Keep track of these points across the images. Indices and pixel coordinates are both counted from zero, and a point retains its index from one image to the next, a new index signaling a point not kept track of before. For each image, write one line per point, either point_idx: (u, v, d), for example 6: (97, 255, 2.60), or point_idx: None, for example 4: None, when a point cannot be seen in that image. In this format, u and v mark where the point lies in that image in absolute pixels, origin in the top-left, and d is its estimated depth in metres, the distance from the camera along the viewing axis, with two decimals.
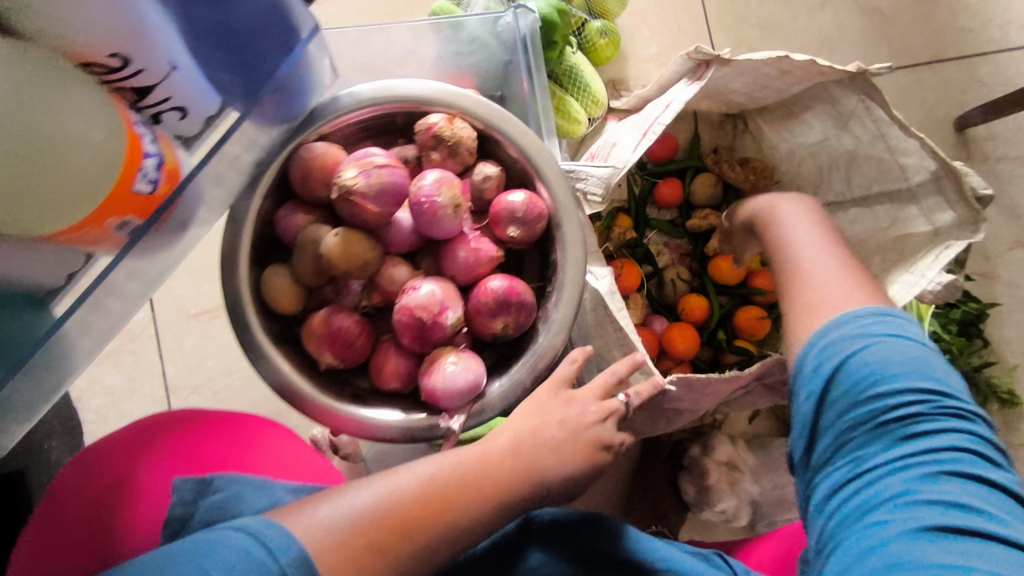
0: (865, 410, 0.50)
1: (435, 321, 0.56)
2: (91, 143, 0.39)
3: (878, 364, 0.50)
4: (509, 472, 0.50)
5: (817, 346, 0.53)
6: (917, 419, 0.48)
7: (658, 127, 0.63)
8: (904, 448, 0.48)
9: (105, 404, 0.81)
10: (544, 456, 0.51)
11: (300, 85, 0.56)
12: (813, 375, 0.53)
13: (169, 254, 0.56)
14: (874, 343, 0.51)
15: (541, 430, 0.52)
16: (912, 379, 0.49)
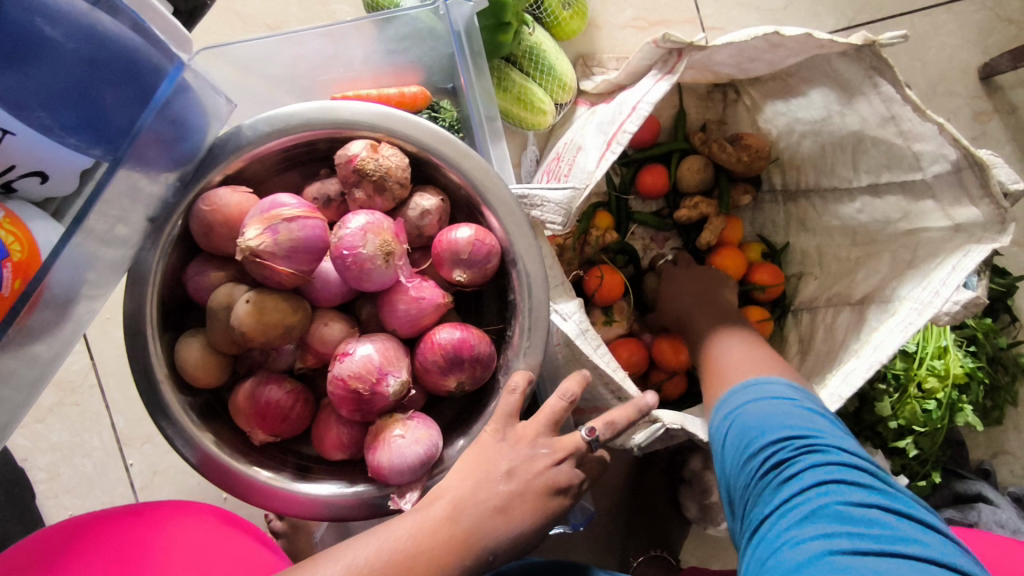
0: (743, 472, 0.52)
1: (375, 391, 0.48)
2: None
3: (750, 424, 0.53)
4: (446, 544, 0.41)
5: (716, 421, 0.58)
6: (788, 461, 0.49)
7: (624, 136, 0.54)
8: (782, 490, 0.48)
9: (54, 463, 0.74)
10: (487, 519, 0.42)
11: (189, 122, 0.47)
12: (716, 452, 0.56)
13: (59, 332, 0.48)
14: (744, 409, 0.55)
15: (485, 487, 0.43)
16: (777, 429, 0.51)
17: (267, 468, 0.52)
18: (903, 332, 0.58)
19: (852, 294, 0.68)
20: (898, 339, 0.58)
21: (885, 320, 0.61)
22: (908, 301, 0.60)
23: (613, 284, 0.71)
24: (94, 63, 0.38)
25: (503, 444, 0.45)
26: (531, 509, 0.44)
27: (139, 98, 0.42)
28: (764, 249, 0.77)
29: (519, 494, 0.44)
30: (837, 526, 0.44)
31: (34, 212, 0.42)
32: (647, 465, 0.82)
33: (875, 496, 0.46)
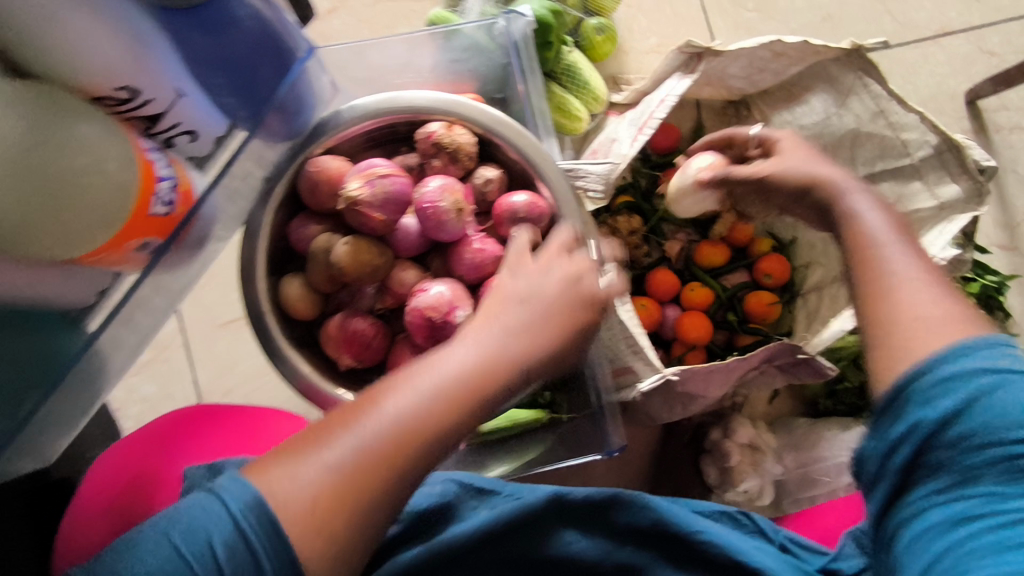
0: (995, 450, 0.43)
1: (446, 320, 0.58)
2: (106, 174, 0.41)
3: (1006, 406, 0.43)
4: (484, 372, 0.45)
5: (948, 366, 0.44)
6: None
7: (654, 121, 0.64)
8: None
9: (144, 411, 0.85)
10: (508, 346, 0.47)
11: (300, 103, 0.59)
12: (935, 404, 0.44)
13: (190, 265, 0.59)
14: (1006, 380, 0.43)
15: (505, 317, 0.48)
16: None
17: (350, 390, 0.62)
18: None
19: None
20: None
21: None
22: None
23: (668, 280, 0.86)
24: (259, 39, 0.50)
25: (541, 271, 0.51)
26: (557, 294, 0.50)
27: (283, 71, 0.53)
28: (773, 244, 0.88)
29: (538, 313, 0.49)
30: None
31: (186, 160, 0.53)
32: (671, 436, 0.91)
33: None
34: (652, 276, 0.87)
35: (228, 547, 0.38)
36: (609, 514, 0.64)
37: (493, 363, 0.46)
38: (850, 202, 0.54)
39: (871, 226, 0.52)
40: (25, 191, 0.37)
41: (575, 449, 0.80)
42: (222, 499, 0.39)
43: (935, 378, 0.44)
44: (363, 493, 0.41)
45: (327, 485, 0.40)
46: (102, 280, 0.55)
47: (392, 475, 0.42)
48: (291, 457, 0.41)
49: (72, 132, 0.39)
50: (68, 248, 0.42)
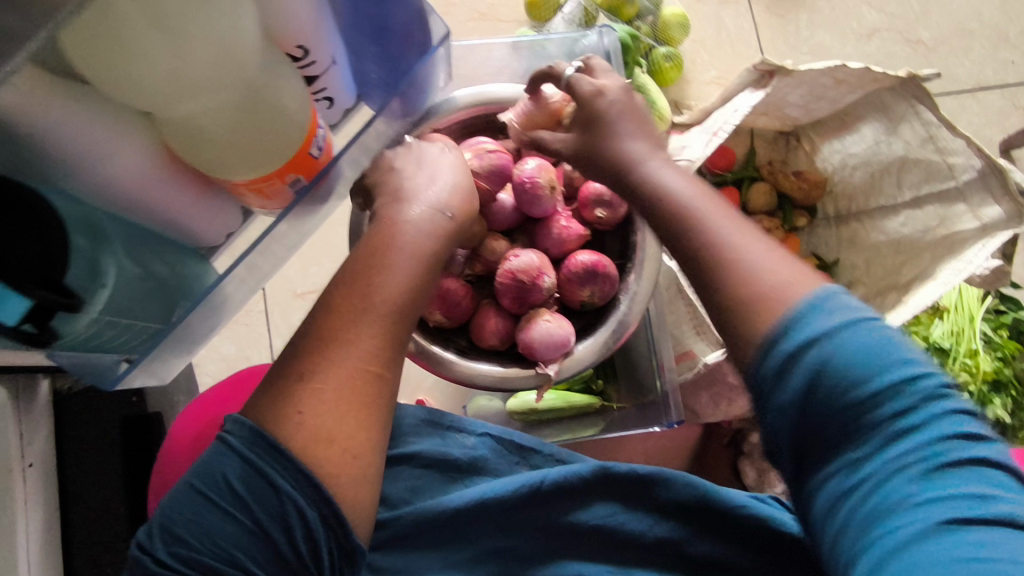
0: (841, 414, 0.41)
1: (534, 283, 0.65)
2: (294, 111, 0.50)
3: (859, 355, 0.41)
4: (431, 236, 0.53)
5: (803, 333, 0.42)
6: (909, 416, 0.40)
7: (728, 127, 0.72)
8: (894, 449, 0.40)
9: (221, 370, 0.90)
10: (426, 230, 0.53)
11: (422, 86, 0.66)
12: (778, 377, 0.43)
13: (313, 221, 0.66)
14: (827, 337, 0.42)
15: (400, 212, 0.54)
16: (891, 373, 0.41)
17: (437, 345, 0.67)
18: (944, 285, 0.70)
19: (898, 279, 0.83)
20: (939, 290, 0.70)
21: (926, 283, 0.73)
22: (947, 269, 0.73)
23: None
24: (412, 19, 0.56)
25: (455, 167, 0.59)
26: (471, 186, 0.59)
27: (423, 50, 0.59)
28: (817, 262, 0.93)
29: (461, 187, 0.58)
30: (963, 501, 0.38)
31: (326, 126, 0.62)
32: (711, 439, 0.94)
33: (982, 450, 0.40)
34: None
35: (241, 478, 0.42)
36: (652, 492, 0.67)
37: (432, 227, 0.54)
38: (641, 170, 0.55)
39: (670, 185, 0.52)
40: (241, 108, 0.46)
41: (637, 424, 0.84)
42: (223, 440, 0.43)
43: (791, 345, 0.42)
44: (356, 390, 0.46)
45: (333, 378, 0.45)
46: (232, 223, 0.61)
47: (383, 354, 0.48)
48: (281, 400, 0.44)
49: (282, 71, 0.48)
50: (247, 169, 0.50)
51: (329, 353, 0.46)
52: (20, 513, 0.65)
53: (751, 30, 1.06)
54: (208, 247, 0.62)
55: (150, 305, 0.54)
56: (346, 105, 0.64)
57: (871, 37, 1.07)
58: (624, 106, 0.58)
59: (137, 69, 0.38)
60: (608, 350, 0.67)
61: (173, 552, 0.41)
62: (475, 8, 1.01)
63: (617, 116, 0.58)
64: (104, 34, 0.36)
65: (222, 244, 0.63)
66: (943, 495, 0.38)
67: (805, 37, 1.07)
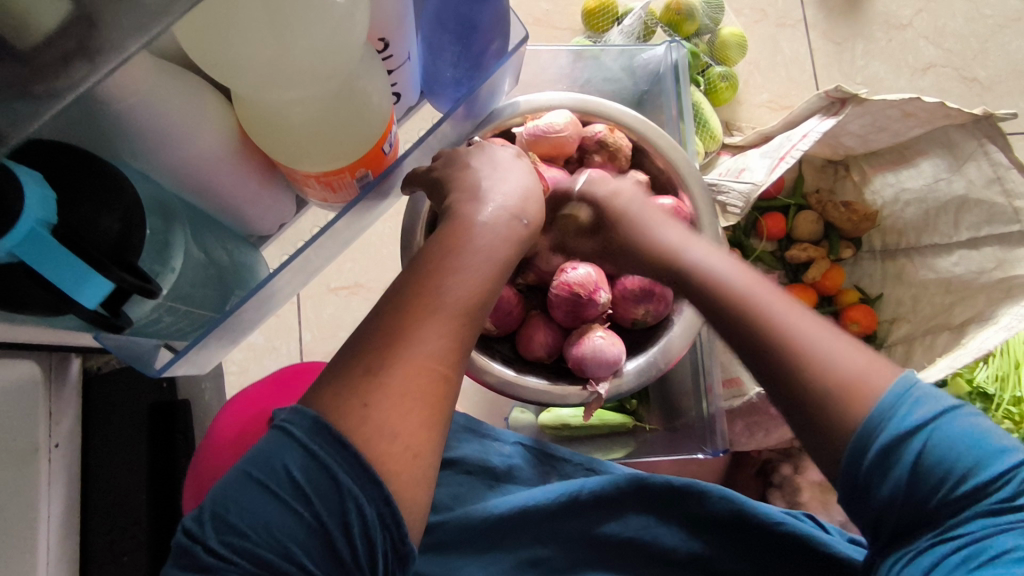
0: (952, 499, 0.42)
1: (590, 298, 0.63)
2: (379, 108, 0.48)
3: (950, 447, 0.42)
4: (506, 235, 0.50)
5: (897, 421, 0.43)
6: (1015, 500, 0.41)
7: (796, 152, 0.69)
8: (1009, 536, 0.41)
9: (247, 358, 0.88)
10: (500, 226, 0.50)
11: (492, 90, 0.65)
12: (874, 468, 0.43)
13: (368, 217, 0.64)
14: (927, 429, 0.43)
15: (473, 209, 0.51)
16: (988, 459, 0.42)
17: (484, 353, 0.65)
18: (1005, 330, 0.68)
19: (950, 321, 0.81)
20: (1003, 335, 0.68)
21: (988, 326, 0.71)
22: (1009, 313, 0.70)
23: None
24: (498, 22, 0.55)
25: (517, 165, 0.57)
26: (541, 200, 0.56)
27: (502, 57, 0.58)
28: (860, 296, 0.92)
29: (532, 194, 0.55)
30: None
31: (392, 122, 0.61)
32: (738, 467, 0.92)
33: None
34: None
35: (304, 470, 0.39)
36: (682, 504, 0.62)
37: (508, 231, 0.51)
38: (686, 255, 0.52)
39: (716, 270, 0.51)
40: (328, 100, 0.45)
41: (668, 450, 0.81)
42: (288, 431, 0.40)
43: (894, 430, 0.43)
44: (426, 390, 0.43)
45: (400, 374, 0.42)
46: (284, 213, 0.58)
47: (451, 356, 0.45)
48: (348, 389, 0.42)
49: (372, 67, 0.48)
50: (322, 163, 0.48)
51: (394, 349, 0.43)
52: (43, 496, 0.60)
53: (806, 55, 1.04)
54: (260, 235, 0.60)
55: (208, 292, 0.52)
56: (410, 102, 0.63)
57: (926, 72, 1.06)
58: (641, 203, 0.57)
59: (243, 48, 0.37)
60: (658, 369, 0.65)
61: (227, 541, 0.38)
62: (530, 13, 1.00)
63: (636, 209, 0.57)
64: (213, 10, 0.35)
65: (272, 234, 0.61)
66: None
67: (860, 66, 1.05)
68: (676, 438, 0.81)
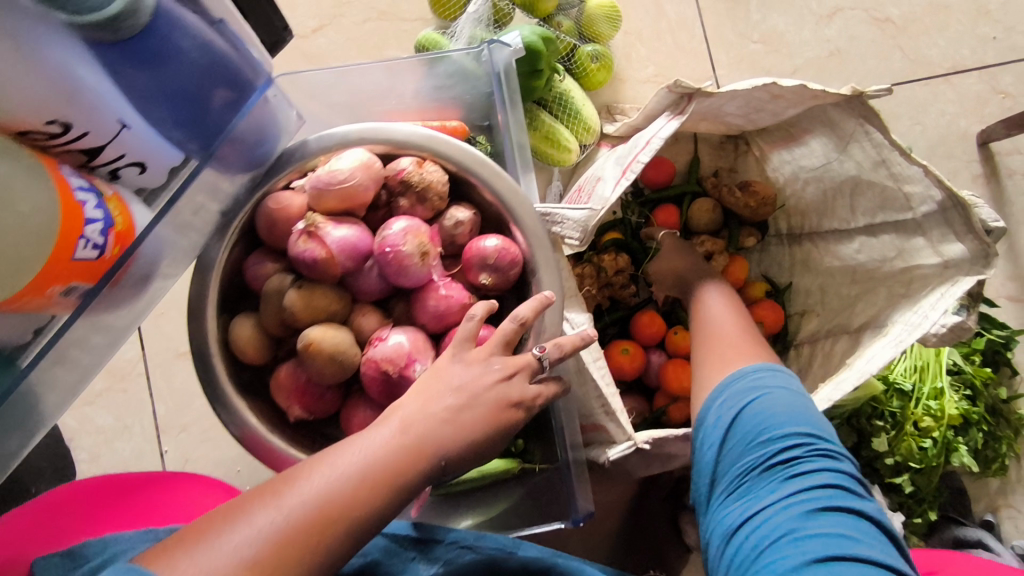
0: (747, 457, 0.55)
1: (403, 374, 0.54)
2: (17, 213, 0.38)
3: (770, 414, 0.55)
4: (400, 454, 0.44)
5: (727, 393, 0.59)
6: (796, 461, 0.53)
7: (638, 165, 0.60)
8: (793, 486, 0.51)
9: (97, 443, 0.82)
10: (436, 428, 0.46)
11: (261, 134, 0.55)
12: (714, 426, 0.58)
13: (136, 304, 0.55)
14: (765, 393, 0.57)
15: (430, 402, 0.47)
16: (792, 426, 0.55)
17: (300, 448, 0.58)
18: (895, 346, 0.59)
19: (850, 324, 0.72)
20: (890, 353, 0.59)
21: (876, 341, 0.63)
22: (900, 323, 0.62)
23: (659, 328, 0.81)
24: (203, 68, 0.45)
25: (457, 363, 0.50)
26: (483, 417, 0.48)
27: (238, 104, 0.50)
28: (768, 288, 0.81)
29: (467, 406, 0.48)
30: (843, 536, 0.48)
31: (132, 192, 0.48)
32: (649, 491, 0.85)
33: (848, 501, 0.51)
34: (636, 319, 0.82)
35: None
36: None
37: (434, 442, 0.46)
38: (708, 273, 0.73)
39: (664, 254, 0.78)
40: None
41: (538, 517, 0.75)
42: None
43: (732, 390, 0.59)
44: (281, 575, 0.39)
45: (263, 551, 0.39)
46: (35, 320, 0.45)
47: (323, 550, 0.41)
48: (195, 538, 0.39)
49: None
50: None
51: (254, 509, 0.40)
52: None
53: (694, 17, 0.92)
54: (13, 346, 0.46)
55: None
56: (175, 162, 0.49)
57: (831, 19, 0.94)
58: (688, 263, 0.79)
59: None
60: None
61: None
62: (372, 6, 0.87)
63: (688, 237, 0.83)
64: None
65: (31, 341, 0.47)
66: (829, 528, 0.48)
67: (756, 21, 0.93)
68: (545, 500, 0.76)
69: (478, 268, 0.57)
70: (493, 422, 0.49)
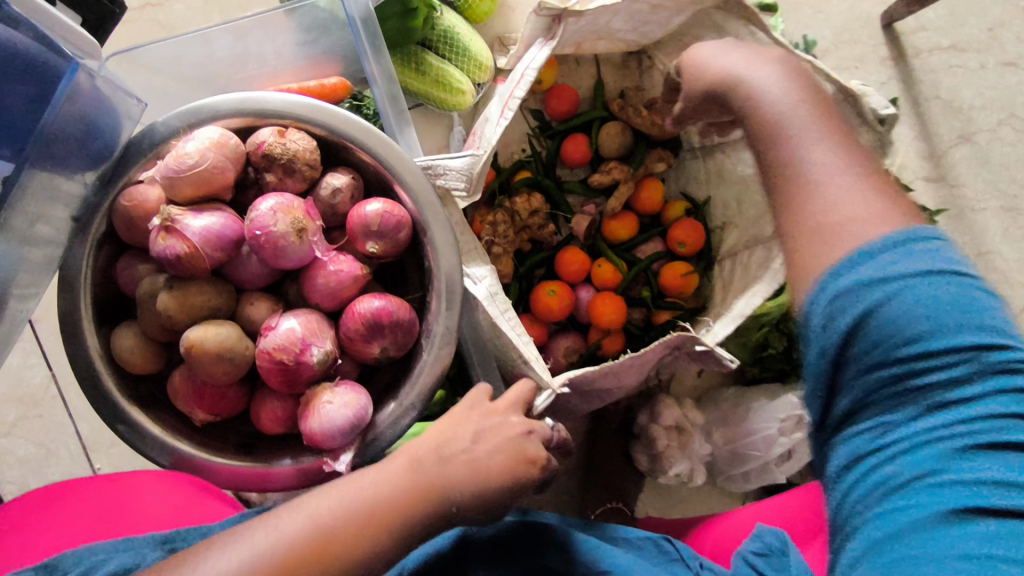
0: (878, 373, 0.39)
1: (300, 360, 0.51)
2: None
3: (934, 303, 0.38)
4: (410, 493, 0.42)
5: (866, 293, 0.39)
6: (964, 384, 0.37)
7: (515, 102, 0.57)
8: (940, 418, 0.37)
9: (23, 474, 0.78)
10: (451, 469, 0.44)
11: (94, 128, 0.52)
12: (856, 348, 0.39)
13: None
14: (915, 286, 0.38)
15: (448, 443, 0.45)
16: (966, 327, 0.37)
17: (212, 451, 0.54)
18: None
19: (764, 231, 0.71)
20: None
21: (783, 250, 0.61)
22: None
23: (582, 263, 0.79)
24: None
25: (474, 412, 0.47)
26: (502, 465, 0.44)
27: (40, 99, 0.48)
28: (687, 207, 0.81)
29: (485, 445, 0.45)
30: (993, 485, 0.36)
31: None
32: (600, 425, 0.85)
33: None
34: (560, 256, 0.80)
35: None
36: (542, 552, 0.54)
37: (459, 499, 0.43)
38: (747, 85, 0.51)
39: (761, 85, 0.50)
40: None
41: None
42: None
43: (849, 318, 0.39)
44: None
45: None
46: None
47: None
48: (204, 551, 0.40)
49: None
50: None
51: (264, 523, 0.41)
52: None
53: None
54: None
55: None
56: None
57: None
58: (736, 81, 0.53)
59: None
60: (417, 412, 0.54)
61: None
62: None
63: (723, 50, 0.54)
64: None
65: None
66: (981, 470, 0.36)
67: None
68: None
69: (367, 236, 0.53)
70: (511, 475, 0.44)
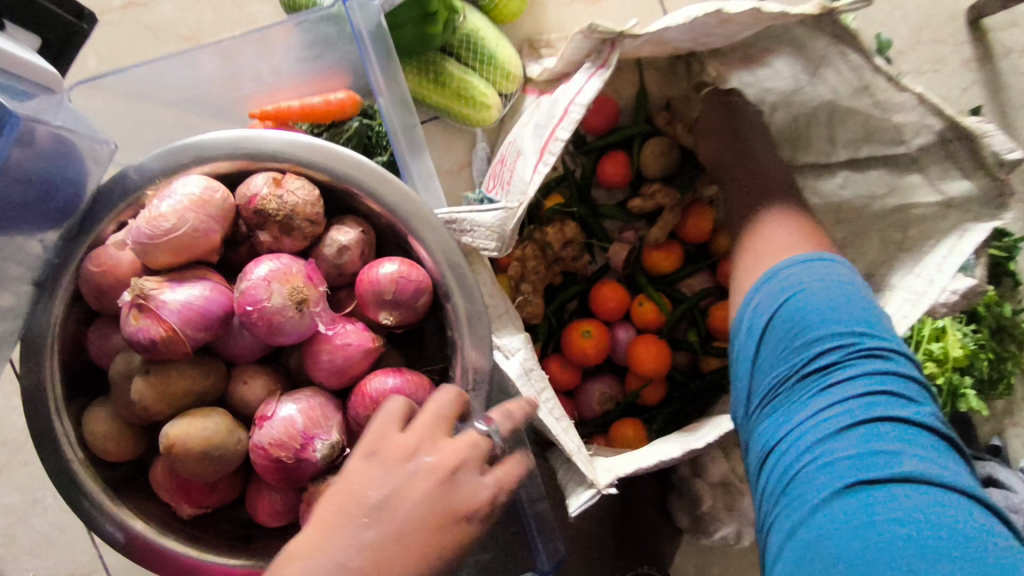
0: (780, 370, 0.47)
1: (300, 455, 0.43)
2: None
3: (808, 303, 0.47)
4: None
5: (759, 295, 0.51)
6: (836, 366, 0.45)
7: (556, 146, 0.48)
8: (822, 399, 0.44)
9: (9, 524, 0.72)
10: None
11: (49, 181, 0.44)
12: (749, 333, 0.50)
13: None
14: (800, 288, 0.48)
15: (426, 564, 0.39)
16: (840, 320, 0.46)
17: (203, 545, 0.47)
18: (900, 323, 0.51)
19: None
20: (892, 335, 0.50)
21: None
22: (899, 288, 0.54)
23: (621, 300, 0.70)
24: None
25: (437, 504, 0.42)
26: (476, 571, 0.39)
27: None
28: None
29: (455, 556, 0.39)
30: (871, 458, 0.41)
31: None
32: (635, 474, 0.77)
33: (902, 411, 0.43)
34: (595, 291, 0.71)
35: None
36: None
37: None
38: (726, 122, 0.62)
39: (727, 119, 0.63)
40: None
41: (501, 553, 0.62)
42: None
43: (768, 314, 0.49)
44: None
45: None
46: None
47: None
48: None
49: None
50: None
51: None
52: None
53: None
54: None
55: None
56: None
57: None
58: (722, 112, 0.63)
59: None
60: None
61: None
62: None
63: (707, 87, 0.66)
64: None
65: None
66: (862, 445, 0.41)
67: None
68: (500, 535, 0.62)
69: (380, 305, 0.45)
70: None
